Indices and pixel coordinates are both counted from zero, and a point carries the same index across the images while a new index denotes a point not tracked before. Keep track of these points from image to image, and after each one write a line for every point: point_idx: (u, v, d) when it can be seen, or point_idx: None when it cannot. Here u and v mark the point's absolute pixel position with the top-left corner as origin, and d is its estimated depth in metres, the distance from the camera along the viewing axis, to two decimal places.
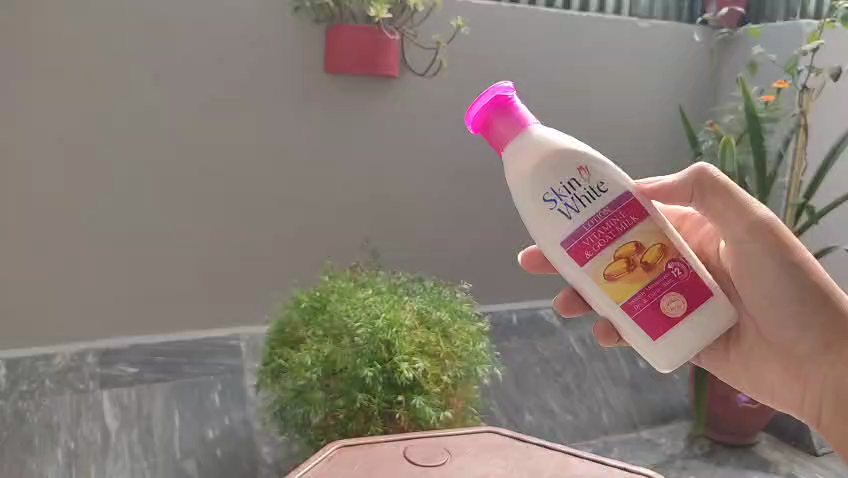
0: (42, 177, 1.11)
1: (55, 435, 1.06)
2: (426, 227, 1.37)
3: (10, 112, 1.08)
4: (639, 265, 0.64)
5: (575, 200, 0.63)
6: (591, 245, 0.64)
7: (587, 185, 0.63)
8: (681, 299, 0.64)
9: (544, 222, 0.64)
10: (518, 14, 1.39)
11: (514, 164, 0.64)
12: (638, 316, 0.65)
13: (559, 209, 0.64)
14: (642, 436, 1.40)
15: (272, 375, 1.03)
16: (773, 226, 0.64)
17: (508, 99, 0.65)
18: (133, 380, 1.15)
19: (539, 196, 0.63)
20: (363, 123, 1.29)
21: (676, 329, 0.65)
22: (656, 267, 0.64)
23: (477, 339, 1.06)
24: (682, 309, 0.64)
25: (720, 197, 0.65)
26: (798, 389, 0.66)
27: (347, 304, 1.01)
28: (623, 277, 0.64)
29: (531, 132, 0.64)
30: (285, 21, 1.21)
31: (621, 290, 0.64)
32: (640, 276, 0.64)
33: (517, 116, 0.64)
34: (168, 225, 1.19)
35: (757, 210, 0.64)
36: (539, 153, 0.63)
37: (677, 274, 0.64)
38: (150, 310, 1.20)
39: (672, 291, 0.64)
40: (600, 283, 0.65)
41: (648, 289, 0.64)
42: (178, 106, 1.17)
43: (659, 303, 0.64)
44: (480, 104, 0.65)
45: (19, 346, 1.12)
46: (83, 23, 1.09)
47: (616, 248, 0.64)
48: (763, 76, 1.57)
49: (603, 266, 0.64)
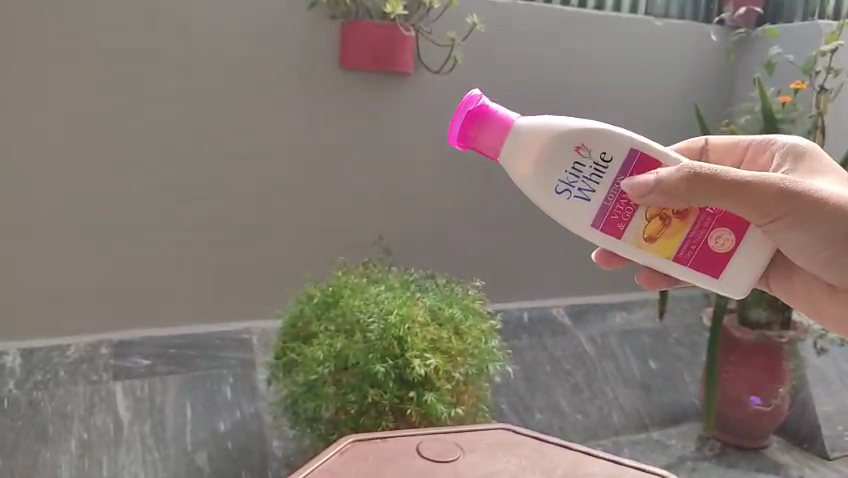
0: (56, 169, 1.11)
1: (69, 425, 1.07)
2: (437, 225, 1.37)
3: (27, 105, 1.09)
4: (673, 217, 0.67)
5: (585, 180, 0.68)
6: (618, 215, 0.68)
7: (591, 162, 0.67)
8: (727, 232, 0.67)
9: (564, 212, 0.68)
10: (534, 12, 1.39)
11: (517, 170, 0.69)
12: (693, 262, 0.68)
13: (574, 195, 0.68)
14: (652, 437, 1.39)
15: (283, 369, 1.04)
16: (782, 205, 0.61)
17: (482, 111, 0.71)
18: (145, 372, 1.15)
19: (552, 192, 0.68)
20: (375, 120, 1.29)
21: (733, 258, 0.68)
22: (690, 212, 0.67)
23: (489, 336, 1.06)
24: (732, 239, 0.67)
25: (716, 198, 0.61)
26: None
27: (359, 300, 1.01)
28: (664, 233, 0.67)
29: (522, 130, 0.69)
30: (300, 18, 1.22)
31: (667, 245, 0.68)
32: (679, 226, 0.67)
33: (498, 119, 0.70)
34: (182, 219, 1.20)
35: (764, 197, 0.61)
36: (533, 153, 0.68)
37: (713, 212, 0.67)
38: (161, 303, 1.20)
39: (716, 228, 0.67)
40: (645, 247, 0.68)
41: (691, 235, 0.67)
42: (191, 100, 1.17)
43: (706, 243, 0.67)
44: (457, 127, 0.72)
45: (33, 336, 1.13)
46: (100, 18, 1.10)
47: (646, 210, 0.67)
48: (780, 77, 1.57)
49: (640, 231, 0.68)
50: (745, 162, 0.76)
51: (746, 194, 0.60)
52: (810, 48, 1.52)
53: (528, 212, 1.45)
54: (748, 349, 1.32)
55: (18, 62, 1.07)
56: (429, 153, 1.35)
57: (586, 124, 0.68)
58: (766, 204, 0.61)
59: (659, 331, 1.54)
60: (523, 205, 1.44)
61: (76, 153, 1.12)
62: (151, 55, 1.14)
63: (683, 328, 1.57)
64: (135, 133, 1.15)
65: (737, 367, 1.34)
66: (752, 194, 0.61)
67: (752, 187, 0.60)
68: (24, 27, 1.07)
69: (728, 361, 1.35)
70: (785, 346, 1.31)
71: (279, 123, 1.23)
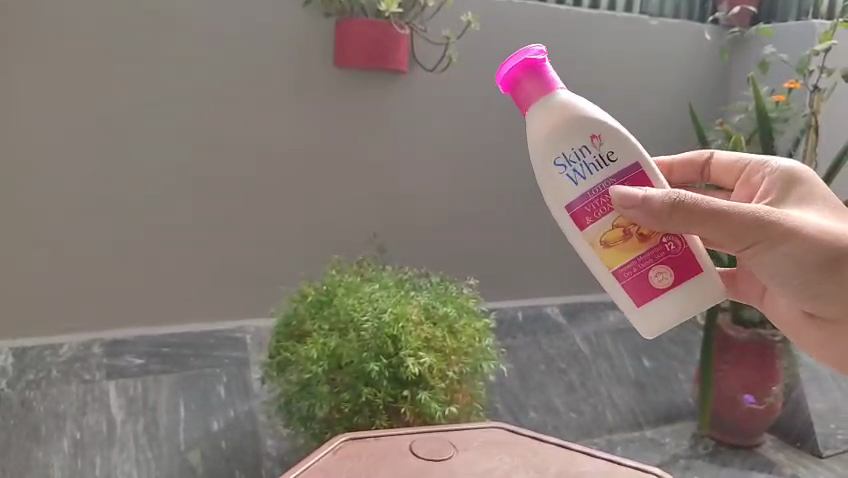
0: (49, 167, 1.11)
1: (61, 425, 1.07)
2: (431, 223, 1.37)
3: (20, 102, 1.08)
4: (635, 235, 0.67)
5: (584, 167, 0.66)
6: (593, 208, 0.67)
7: (597, 152, 0.66)
8: (669, 273, 0.68)
9: (552, 186, 0.67)
10: (528, 11, 1.39)
11: (534, 125, 0.67)
12: (627, 284, 0.69)
13: (567, 175, 0.66)
14: (646, 435, 1.39)
15: (277, 368, 1.04)
16: (759, 236, 0.62)
17: (537, 62, 0.67)
18: (139, 371, 1.15)
19: (551, 160, 0.66)
20: (370, 119, 1.29)
21: (661, 298, 0.68)
22: (651, 239, 0.67)
23: (483, 335, 1.06)
24: (670, 280, 0.68)
25: (697, 228, 0.62)
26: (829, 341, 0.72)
27: (353, 299, 1.01)
28: (618, 244, 0.68)
29: (558, 97, 0.66)
30: (295, 17, 1.22)
31: (614, 257, 0.68)
32: (634, 246, 0.67)
33: (547, 78, 0.67)
34: (175, 217, 1.19)
35: (743, 228, 0.62)
36: (558, 118, 0.66)
37: (669, 249, 0.67)
38: (155, 303, 1.20)
39: (662, 264, 0.68)
40: (596, 248, 0.68)
41: (639, 259, 0.68)
42: (186, 98, 1.17)
43: (646, 273, 0.68)
44: (509, 65, 0.67)
45: (27, 335, 1.13)
46: (94, 17, 1.10)
47: (617, 216, 0.67)
48: (774, 76, 1.57)
49: (600, 233, 0.67)
50: (739, 181, 0.76)
51: (729, 222, 0.61)
52: (803, 48, 1.52)
53: (523, 210, 1.45)
54: (743, 347, 1.33)
55: (10, 60, 1.06)
56: (424, 152, 1.35)
57: (614, 120, 0.67)
58: (745, 233, 0.62)
59: None
60: (519, 204, 1.44)
61: (69, 150, 1.11)
62: (145, 52, 1.13)
63: (677, 327, 1.57)
64: (128, 129, 1.14)
65: (732, 366, 1.34)
66: (732, 224, 0.61)
67: (734, 215, 0.61)
68: (16, 22, 1.06)
69: (724, 360, 1.35)
70: (778, 345, 1.32)
71: (274, 121, 1.23)
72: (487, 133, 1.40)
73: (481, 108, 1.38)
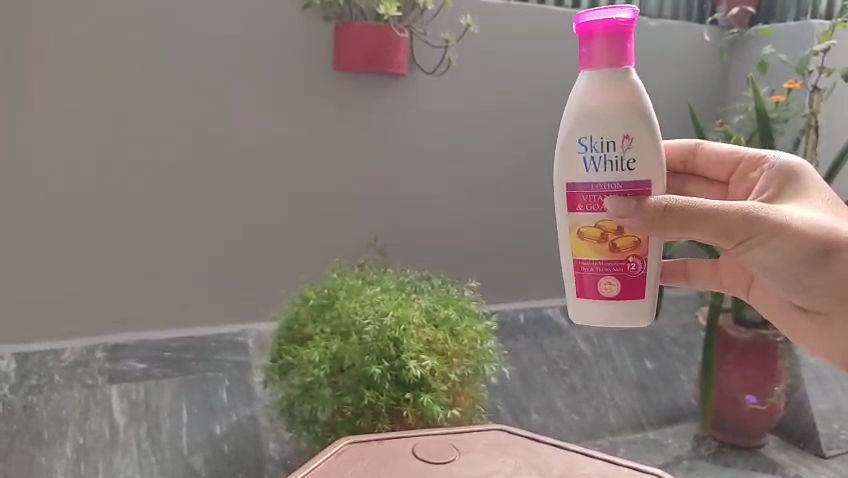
0: (50, 172, 1.11)
1: (64, 429, 1.07)
2: (433, 226, 1.37)
3: (21, 107, 1.08)
4: (609, 243, 0.65)
5: (603, 160, 0.63)
6: (589, 199, 0.64)
7: (620, 154, 0.62)
8: (616, 288, 0.66)
9: (566, 157, 0.65)
10: (527, 13, 1.40)
11: (588, 90, 0.63)
12: (578, 275, 0.68)
13: (583, 157, 0.64)
14: (648, 437, 1.39)
15: (280, 372, 1.04)
16: (751, 234, 0.62)
17: (625, 34, 0.61)
18: (141, 376, 1.15)
19: (577, 135, 0.63)
20: (370, 122, 1.29)
21: (599, 302, 0.67)
22: (619, 253, 0.65)
23: (485, 337, 1.06)
24: (613, 293, 0.66)
25: (690, 230, 0.61)
26: (821, 335, 0.71)
27: (355, 302, 1.02)
28: (590, 241, 0.66)
29: (620, 81, 0.62)
30: (294, 20, 1.22)
31: (581, 249, 0.66)
32: (602, 250, 0.65)
33: (623, 55, 0.61)
34: (176, 221, 1.19)
35: (735, 225, 0.62)
36: (611, 98, 0.62)
37: (629, 268, 0.66)
38: (157, 307, 1.20)
39: (616, 277, 0.66)
40: (572, 233, 0.67)
41: (600, 263, 0.66)
42: (185, 102, 1.17)
43: (596, 278, 0.66)
44: (597, 16, 0.61)
45: (29, 340, 1.13)
46: (93, 21, 1.10)
47: (605, 217, 0.64)
48: (773, 77, 1.57)
49: (582, 223, 0.65)
50: (734, 176, 0.76)
51: (721, 220, 0.61)
52: (803, 48, 1.52)
53: (523, 212, 1.45)
54: (745, 348, 1.33)
55: (10, 66, 1.07)
56: (424, 155, 1.35)
57: (655, 134, 0.63)
58: (739, 231, 0.62)
59: (656, 331, 1.54)
60: (519, 206, 1.44)
61: (71, 155, 1.12)
62: (145, 56, 1.14)
63: (678, 328, 1.58)
64: (127, 133, 1.14)
65: (734, 365, 1.34)
66: (724, 223, 0.61)
67: (725, 213, 0.61)
68: (17, 28, 1.06)
69: (726, 360, 1.35)
70: (781, 345, 1.32)
71: (273, 124, 1.23)
72: (488, 135, 1.40)
73: (482, 110, 1.39)
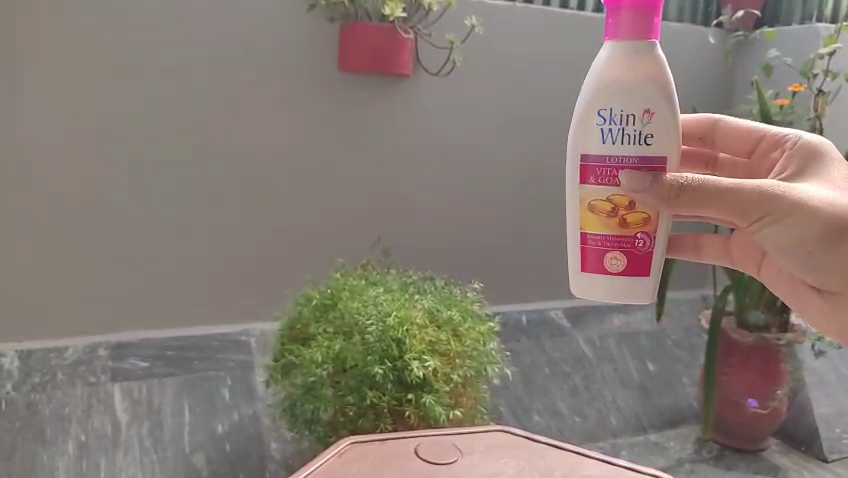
0: (54, 171, 1.11)
1: (66, 427, 1.07)
2: (437, 228, 1.37)
3: (26, 106, 1.08)
4: (619, 218, 0.64)
5: (621, 132, 0.62)
6: (603, 171, 0.63)
7: (639, 128, 0.61)
8: (621, 264, 0.65)
9: (584, 128, 0.63)
10: (532, 15, 1.40)
11: (611, 62, 0.62)
12: (584, 248, 0.66)
13: (601, 129, 0.62)
14: (650, 439, 1.39)
15: (282, 371, 1.04)
16: (766, 211, 0.62)
17: (654, 6, 0.60)
18: (143, 374, 1.15)
19: (596, 105, 0.62)
20: (374, 122, 1.30)
21: (603, 276, 0.66)
22: (628, 229, 0.64)
23: (488, 339, 1.06)
24: (617, 269, 0.65)
25: (703, 208, 0.61)
26: (831, 314, 0.71)
27: (358, 303, 1.02)
28: (599, 215, 0.64)
29: (645, 53, 0.61)
30: (300, 20, 1.22)
31: (589, 222, 0.65)
32: (611, 225, 0.64)
33: (650, 27, 0.60)
34: (180, 221, 1.19)
35: (750, 202, 0.61)
36: (635, 70, 0.61)
37: (637, 245, 0.64)
38: (160, 307, 1.20)
39: (622, 253, 0.65)
40: (581, 205, 0.65)
41: (607, 238, 0.65)
42: (189, 101, 1.17)
43: (602, 253, 0.65)
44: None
45: (32, 339, 1.13)
46: (98, 21, 1.10)
47: (617, 190, 0.63)
48: (778, 80, 1.57)
49: (593, 195, 0.64)
50: (755, 153, 0.76)
51: (735, 198, 0.61)
52: (809, 51, 1.52)
53: (526, 214, 1.45)
54: (747, 352, 1.32)
55: (16, 65, 1.07)
56: (427, 156, 1.35)
57: (676, 111, 0.62)
58: (753, 208, 0.62)
59: (658, 333, 1.54)
60: (522, 208, 1.45)
61: (75, 155, 1.12)
62: (150, 56, 1.14)
63: (681, 330, 1.58)
64: (132, 133, 1.15)
65: (736, 369, 1.34)
66: (738, 201, 0.61)
67: (739, 190, 0.61)
68: (22, 28, 1.07)
69: (728, 363, 1.34)
70: (782, 349, 1.31)
71: (278, 125, 1.23)
72: (491, 137, 1.40)
73: (486, 111, 1.39)
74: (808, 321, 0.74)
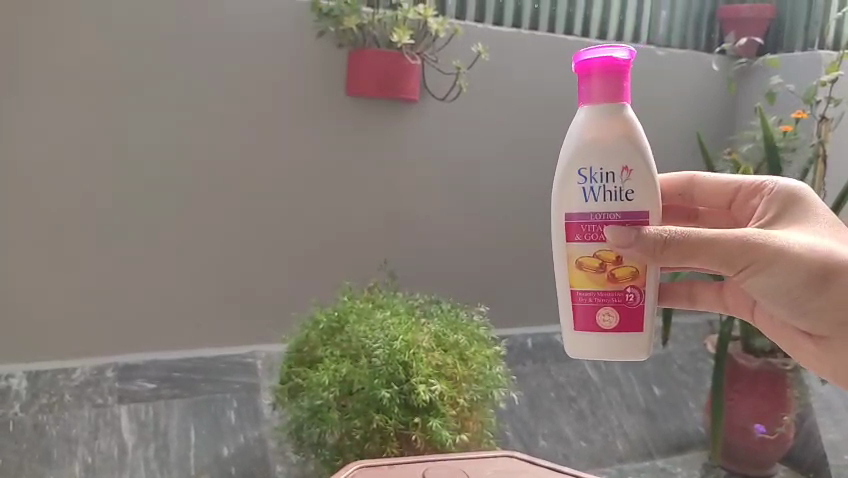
0: (66, 193, 1.13)
1: (73, 448, 1.07)
2: (444, 249, 1.38)
3: (40, 129, 1.10)
4: (608, 272, 0.65)
5: (603, 190, 0.63)
6: (588, 228, 0.64)
7: (620, 185, 0.63)
8: (614, 320, 0.66)
9: (565, 188, 0.65)
10: (537, 41, 1.42)
11: (586, 124, 0.64)
12: (576, 306, 0.67)
13: (583, 188, 0.64)
14: (657, 464, 1.37)
15: (289, 394, 1.05)
16: (747, 259, 0.62)
17: (623, 71, 0.63)
18: (150, 396, 1.16)
19: (577, 167, 0.64)
20: (381, 147, 1.31)
21: (597, 333, 0.67)
22: (618, 283, 0.65)
23: (494, 362, 1.06)
24: (611, 325, 0.66)
25: (686, 260, 0.62)
26: (827, 359, 0.70)
27: (365, 326, 1.02)
28: (589, 272, 0.66)
29: (618, 112, 0.63)
30: (310, 45, 1.24)
31: (579, 280, 0.66)
32: (601, 281, 0.65)
33: (621, 90, 0.63)
34: (189, 242, 1.21)
35: (731, 252, 0.62)
36: (609, 131, 0.62)
37: (627, 299, 0.65)
38: (168, 329, 1.21)
39: (614, 309, 0.66)
40: (570, 263, 0.67)
41: (598, 294, 0.66)
42: (200, 124, 1.19)
43: (594, 310, 0.66)
44: (596, 54, 0.63)
45: (41, 359, 1.14)
46: (112, 45, 1.13)
47: (603, 246, 0.64)
48: (781, 107, 1.59)
49: (581, 253, 0.65)
50: (734, 204, 0.76)
51: (717, 248, 0.62)
52: (811, 78, 1.53)
53: (532, 238, 1.46)
54: (753, 376, 1.32)
55: (31, 89, 1.09)
56: (434, 179, 1.36)
57: (652, 166, 0.64)
58: (734, 258, 0.62)
59: (664, 357, 1.55)
60: (528, 232, 1.46)
61: (87, 176, 1.14)
62: (162, 80, 1.16)
63: (687, 354, 1.58)
64: (143, 155, 1.16)
65: (742, 394, 1.34)
66: (719, 251, 0.62)
67: (722, 242, 0.62)
68: (38, 53, 1.09)
69: (734, 388, 1.34)
70: (789, 373, 1.30)
71: (286, 147, 1.25)
72: (496, 160, 1.41)
73: (492, 136, 1.41)
74: (806, 365, 0.74)
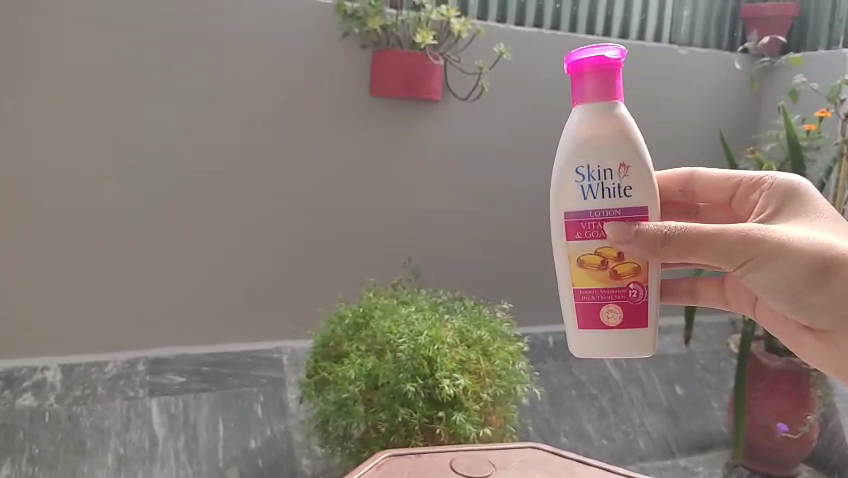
0: (99, 191, 1.16)
1: (106, 439, 1.10)
2: (466, 248, 1.40)
3: (75, 128, 1.14)
4: (610, 269, 0.66)
5: (601, 187, 0.64)
6: (587, 226, 0.66)
7: (617, 181, 0.64)
8: (618, 316, 0.67)
9: (564, 187, 0.66)
10: (559, 41, 1.43)
11: (581, 123, 0.65)
12: (579, 304, 0.69)
13: (582, 186, 0.65)
14: (679, 463, 1.37)
15: (315, 388, 1.07)
16: (747, 254, 0.62)
17: (615, 69, 0.64)
18: (179, 389, 1.19)
19: (574, 165, 0.65)
20: (405, 147, 1.33)
21: (601, 330, 0.68)
22: (620, 280, 0.66)
23: (516, 358, 1.08)
24: (615, 322, 0.67)
25: (687, 255, 0.62)
26: (829, 354, 0.70)
27: (390, 322, 1.04)
28: (590, 269, 0.67)
29: (612, 110, 0.64)
30: (336, 47, 1.27)
31: (582, 277, 0.68)
32: (603, 278, 0.67)
33: (613, 88, 0.64)
34: (216, 239, 1.24)
35: (731, 246, 0.62)
36: (604, 129, 0.64)
37: (630, 295, 0.66)
38: (197, 325, 1.24)
39: (617, 305, 0.67)
40: (572, 261, 0.68)
41: (601, 291, 0.67)
42: (228, 125, 1.22)
43: (599, 307, 0.68)
44: (587, 54, 0.64)
45: (76, 353, 1.17)
46: (145, 47, 1.16)
47: (603, 243, 0.65)
48: (805, 106, 1.58)
49: (582, 251, 0.67)
50: (736, 197, 0.76)
51: (717, 244, 0.62)
52: (835, 76, 1.52)
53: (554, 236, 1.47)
54: (776, 376, 1.32)
55: (67, 90, 1.12)
56: (456, 178, 1.38)
57: (648, 162, 0.65)
58: (735, 253, 0.62)
59: (686, 356, 1.55)
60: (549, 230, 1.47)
61: (119, 175, 1.17)
62: (191, 80, 1.19)
63: (709, 354, 1.58)
64: (173, 153, 1.19)
65: (765, 393, 1.33)
66: (720, 246, 0.62)
67: (723, 236, 0.62)
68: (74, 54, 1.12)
69: (757, 387, 1.34)
70: (814, 373, 1.30)
71: (312, 146, 1.28)
72: (517, 160, 1.43)
73: (513, 135, 1.42)
74: (809, 360, 0.73)
